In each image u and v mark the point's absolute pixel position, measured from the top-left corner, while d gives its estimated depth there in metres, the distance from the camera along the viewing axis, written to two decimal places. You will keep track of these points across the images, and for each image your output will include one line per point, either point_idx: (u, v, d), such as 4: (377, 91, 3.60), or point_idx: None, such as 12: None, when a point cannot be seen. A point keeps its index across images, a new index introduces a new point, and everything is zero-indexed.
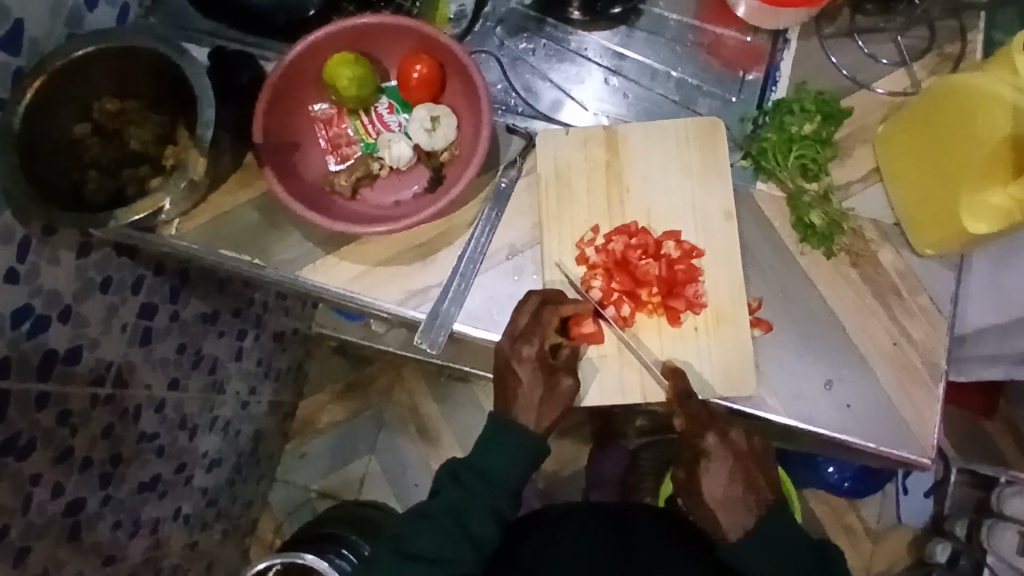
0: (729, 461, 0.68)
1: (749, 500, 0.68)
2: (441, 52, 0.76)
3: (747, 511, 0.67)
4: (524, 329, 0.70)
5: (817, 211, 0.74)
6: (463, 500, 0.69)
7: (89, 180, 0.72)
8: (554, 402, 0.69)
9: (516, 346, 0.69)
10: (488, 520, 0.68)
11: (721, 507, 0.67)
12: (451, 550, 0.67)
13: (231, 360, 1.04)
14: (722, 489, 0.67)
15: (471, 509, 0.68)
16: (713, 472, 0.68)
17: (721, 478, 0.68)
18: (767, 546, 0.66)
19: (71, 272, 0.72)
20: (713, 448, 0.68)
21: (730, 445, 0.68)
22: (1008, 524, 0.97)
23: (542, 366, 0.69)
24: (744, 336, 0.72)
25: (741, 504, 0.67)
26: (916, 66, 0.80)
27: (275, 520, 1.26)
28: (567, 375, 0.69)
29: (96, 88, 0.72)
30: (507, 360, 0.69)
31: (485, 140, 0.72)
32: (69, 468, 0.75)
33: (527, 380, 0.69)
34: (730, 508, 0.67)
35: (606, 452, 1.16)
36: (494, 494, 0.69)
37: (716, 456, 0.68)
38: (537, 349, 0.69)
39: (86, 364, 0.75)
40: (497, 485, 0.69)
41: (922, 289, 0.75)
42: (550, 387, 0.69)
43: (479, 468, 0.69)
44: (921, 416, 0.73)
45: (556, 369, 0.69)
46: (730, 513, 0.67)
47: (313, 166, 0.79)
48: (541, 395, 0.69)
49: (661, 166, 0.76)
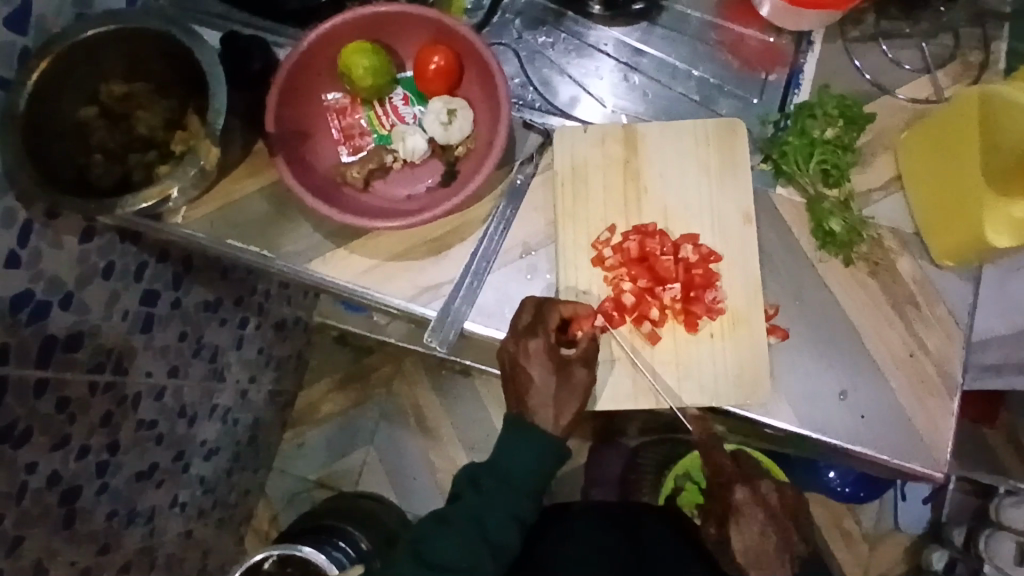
0: (762, 515, 0.68)
1: (780, 555, 0.67)
2: (459, 42, 0.74)
3: (783, 568, 0.66)
4: (528, 325, 0.69)
5: (837, 218, 0.72)
6: (483, 505, 0.67)
7: (95, 163, 0.70)
8: (568, 394, 0.68)
9: (522, 342, 0.68)
10: (507, 525, 0.67)
11: (755, 564, 0.67)
12: (472, 560, 0.66)
13: (232, 348, 1.02)
14: (755, 547, 0.67)
15: (492, 514, 0.67)
16: (746, 528, 0.67)
17: (755, 536, 0.67)
18: None
19: (73, 257, 0.70)
20: (742, 504, 0.68)
21: (760, 500, 0.68)
22: (1007, 534, 0.96)
23: (553, 359, 0.68)
24: (760, 342, 0.71)
25: (773, 564, 0.66)
26: (939, 73, 0.78)
27: (271, 509, 1.25)
28: (580, 365, 0.68)
29: (103, 71, 0.70)
30: (515, 357, 0.68)
31: (502, 136, 0.70)
32: (66, 456, 0.74)
33: (539, 375, 0.68)
34: (765, 568, 0.66)
35: (610, 453, 1.14)
36: (517, 499, 0.67)
37: (748, 514, 0.67)
38: (544, 342, 0.68)
39: (87, 351, 0.74)
40: (518, 488, 0.67)
41: (939, 301, 0.74)
42: (564, 379, 0.68)
43: (500, 471, 0.67)
44: (934, 429, 0.72)
45: (569, 361, 0.68)
46: (763, 570, 0.66)
47: (325, 157, 0.78)
48: (556, 388, 0.68)
49: (680, 167, 0.74)
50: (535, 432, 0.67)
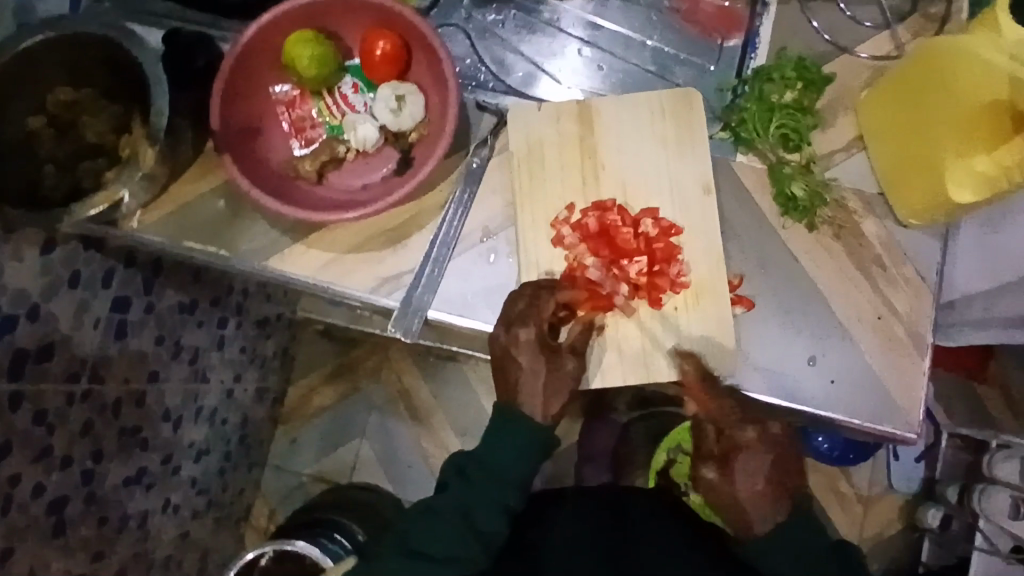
0: (767, 458, 0.66)
1: (782, 496, 0.66)
2: (403, 25, 0.73)
3: (777, 509, 0.65)
4: (521, 314, 0.69)
5: (799, 183, 0.71)
6: (470, 497, 0.67)
7: (47, 175, 0.68)
8: (560, 385, 0.68)
9: (513, 331, 0.68)
10: (496, 517, 0.66)
11: (753, 504, 0.65)
12: (457, 550, 0.65)
13: (212, 350, 1.00)
14: (755, 485, 0.65)
15: (481, 504, 0.67)
16: (751, 467, 0.66)
17: (757, 472, 0.66)
18: (794, 547, 0.63)
19: (36, 269, 0.67)
20: (751, 442, 0.67)
21: (767, 439, 0.67)
22: (1000, 487, 0.93)
23: (542, 348, 0.68)
24: (725, 311, 0.70)
25: (773, 501, 0.65)
26: (900, 28, 0.77)
27: (269, 505, 1.25)
28: (570, 355, 0.68)
29: (45, 79, 0.68)
30: (506, 348, 0.68)
31: (452, 118, 0.70)
32: (49, 467, 0.71)
33: (528, 365, 0.68)
34: (761, 503, 0.65)
35: (597, 426, 1.10)
36: (503, 492, 0.67)
37: (755, 450, 0.66)
38: (535, 332, 0.68)
39: (60, 362, 0.70)
40: (505, 479, 0.67)
41: (906, 260, 0.73)
42: (553, 369, 0.68)
43: (487, 462, 0.68)
44: (907, 389, 0.71)
45: (559, 352, 0.69)
46: (760, 509, 0.65)
47: (278, 152, 0.77)
48: (546, 379, 0.68)
49: (637, 139, 0.73)
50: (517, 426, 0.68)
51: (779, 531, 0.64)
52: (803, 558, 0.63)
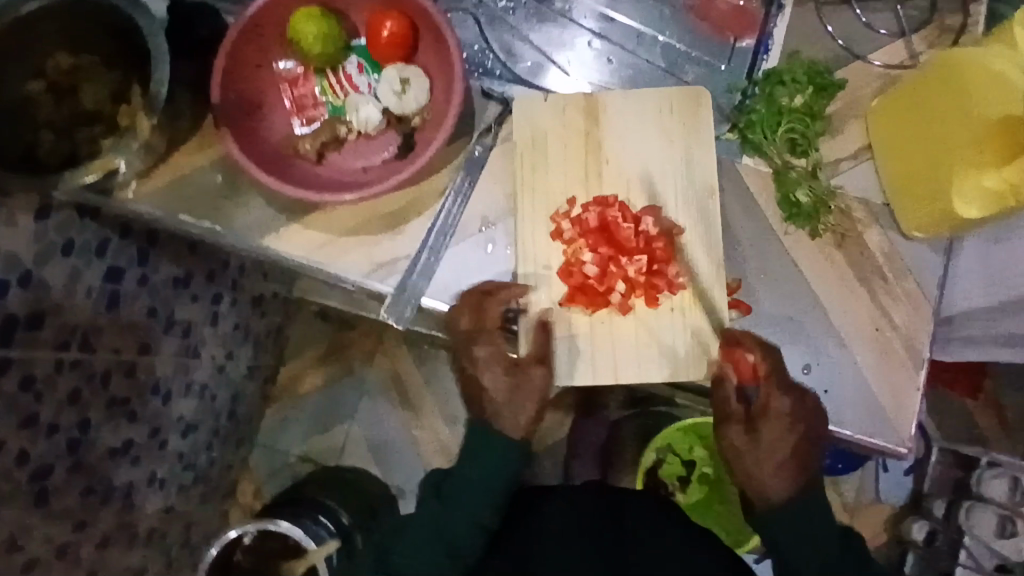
0: (796, 429, 0.68)
1: (801, 467, 0.68)
2: (411, 6, 0.71)
3: (795, 479, 0.68)
4: (474, 329, 0.70)
5: (804, 189, 0.71)
6: (445, 516, 0.69)
7: (44, 141, 0.68)
8: (527, 395, 0.70)
9: (469, 349, 0.70)
10: (470, 535, 0.68)
11: (776, 470, 0.67)
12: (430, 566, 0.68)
13: (206, 324, 0.97)
14: (779, 454, 0.67)
15: (456, 521, 0.68)
16: (779, 437, 0.67)
17: (784, 442, 0.67)
18: (806, 519, 0.67)
19: (29, 235, 0.62)
20: (786, 411, 0.68)
21: (802, 409, 0.68)
22: (987, 505, 0.90)
23: (502, 364, 0.70)
24: (721, 314, 0.70)
25: (793, 472, 0.68)
26: (915, 37, 0.76)
27: (255, 483, 1.23)
28: (534, 365, 0.69)
29: (44, 44, 0.67)
30: (467, 368, 0.71)
31: (457, 104, 0.69)
32: (35, 434, 0.65)
33: (492, 382, 0.70)
34: (783, 470, 0.67)
35: (587, 423, 1.07)
36: (479, 509, 0.68)
37: (788, 421, 0.68)
38: (490, 349, 0.70)
39: (51, 330, 0.65)
40: (479, 496, 0.69)
41: (908, 273, 0.73)
42: (518, 380, 0.70)
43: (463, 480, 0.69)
44: (900, 402, 0.71)
45: (521, 364, 0.70)
46: (781, 476, 0.67)
47: (279, 129, 0.76)
48: (510, 391, 0.70)
49: (641, 136, 0.72)
50: (496, 435, 0.70)
51: (796, 502, 0.67)
52: (813, 532, 0.67)
